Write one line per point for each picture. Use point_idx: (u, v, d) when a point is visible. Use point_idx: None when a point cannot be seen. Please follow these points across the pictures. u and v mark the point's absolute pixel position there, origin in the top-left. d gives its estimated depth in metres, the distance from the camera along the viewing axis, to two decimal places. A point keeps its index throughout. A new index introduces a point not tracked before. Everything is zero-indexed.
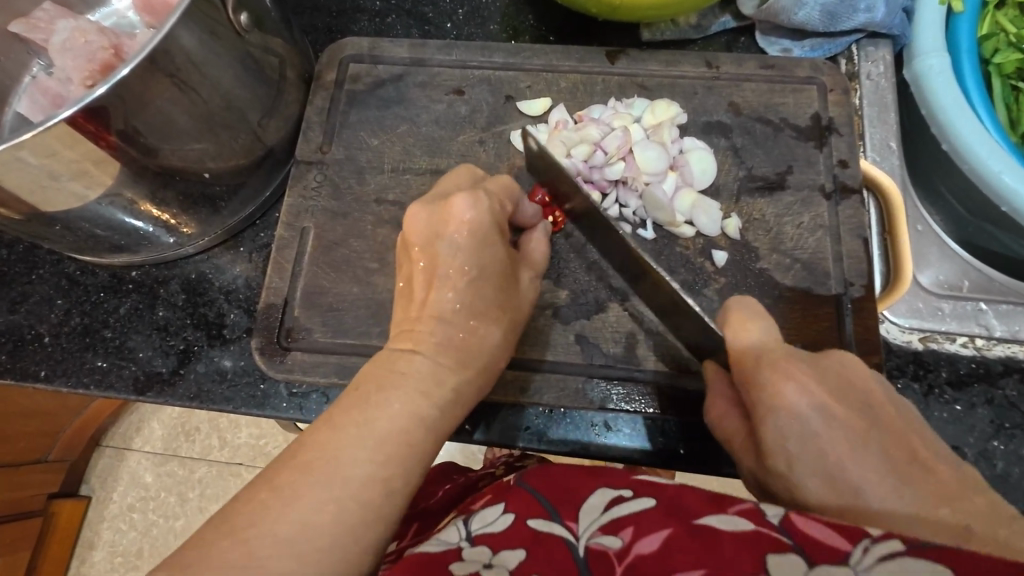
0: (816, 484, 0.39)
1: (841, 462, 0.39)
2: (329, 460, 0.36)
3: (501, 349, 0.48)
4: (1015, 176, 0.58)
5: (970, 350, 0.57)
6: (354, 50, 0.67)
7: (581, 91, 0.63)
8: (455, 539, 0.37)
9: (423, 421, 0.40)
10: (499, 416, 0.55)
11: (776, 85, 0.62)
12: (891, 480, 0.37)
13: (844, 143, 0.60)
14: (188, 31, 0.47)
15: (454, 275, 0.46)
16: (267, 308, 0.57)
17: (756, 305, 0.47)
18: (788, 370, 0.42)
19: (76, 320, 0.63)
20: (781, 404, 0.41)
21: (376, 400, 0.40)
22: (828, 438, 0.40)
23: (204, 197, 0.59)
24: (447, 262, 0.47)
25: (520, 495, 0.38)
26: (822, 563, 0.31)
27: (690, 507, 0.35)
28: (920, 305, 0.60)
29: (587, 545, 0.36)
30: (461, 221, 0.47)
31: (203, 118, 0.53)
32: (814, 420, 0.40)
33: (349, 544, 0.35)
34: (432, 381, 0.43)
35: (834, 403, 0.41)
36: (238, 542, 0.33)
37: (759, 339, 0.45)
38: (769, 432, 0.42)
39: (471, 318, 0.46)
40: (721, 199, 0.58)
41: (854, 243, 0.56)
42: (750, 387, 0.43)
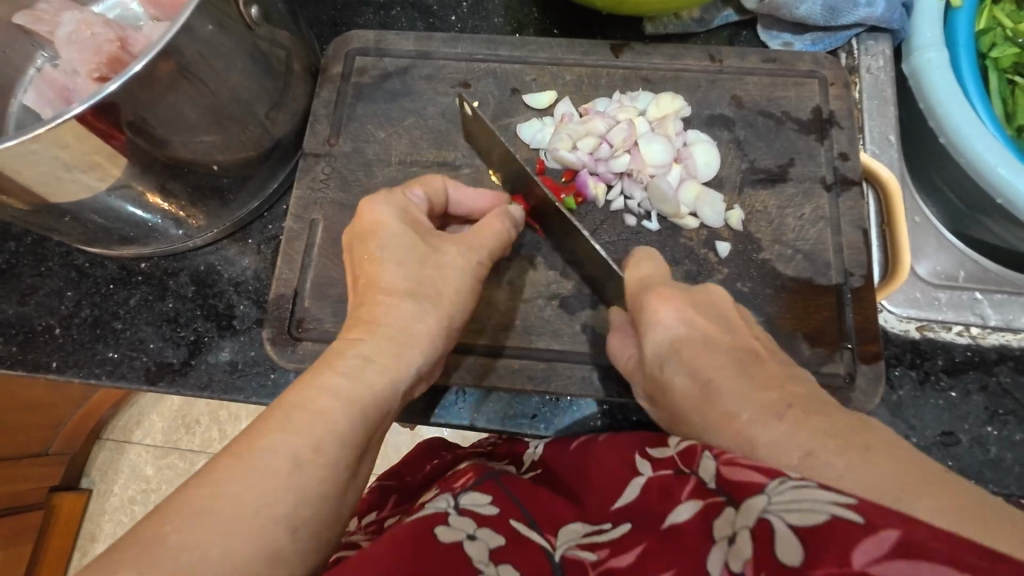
0: (679, 382, 0.43)
1: (699, 364, 0.42)
2: (255, 446, 0.35)
3: (436, 329, 0.46)
4: (1010, 170, 0.60)
5: (965, 339, 0.58)
6: (360, 43, 0.67)
7: (586, 84, 0.64)
8: (444, 506, 0.42)
9: (352, 401, 0.39)
10: (493, 404, 0.57)
11: (778, 79, 0.63)
12: (739, 385, 0.40)
13: (844, 136, 0.61)
14: (199, 25, 0.48)
15: (368, 264, 0.47)
16: (278, 300, 0.58)
17: (654, 252, 0.52)
18: (661, 293, 0.47)
19: (87, 311, 0.63)
20: (654, 318, 0.46)
21: (302, 387, 0.39)
22: (693, 347, 0.43)
23: (213, 189, 0.60)
24: (377, 253, 0.48)
25: (504, 499, 0.43)
26: (743, 500, 0.32)
27: (658, 508, 0.38)
28: (918, 295, 0.61)
29: (563, 554, 0.39)
30: (381, 217, 0.49)
31: (211, 109, 0.53)
32: (681, 332, 0.45)
33: (273, 534, 0.33)
34: (355, 362, 0.41)
35: (699, 315, 0.46)
36: (157, 539, 0.31)
37: (650, 272, 0.50)
38: (649, 350, 0.46)
39: (403, 299, 0.45)
40: (724, 191, 0.59)
41: (854, 235, 0.57)
42: (636, 307, 0.48)
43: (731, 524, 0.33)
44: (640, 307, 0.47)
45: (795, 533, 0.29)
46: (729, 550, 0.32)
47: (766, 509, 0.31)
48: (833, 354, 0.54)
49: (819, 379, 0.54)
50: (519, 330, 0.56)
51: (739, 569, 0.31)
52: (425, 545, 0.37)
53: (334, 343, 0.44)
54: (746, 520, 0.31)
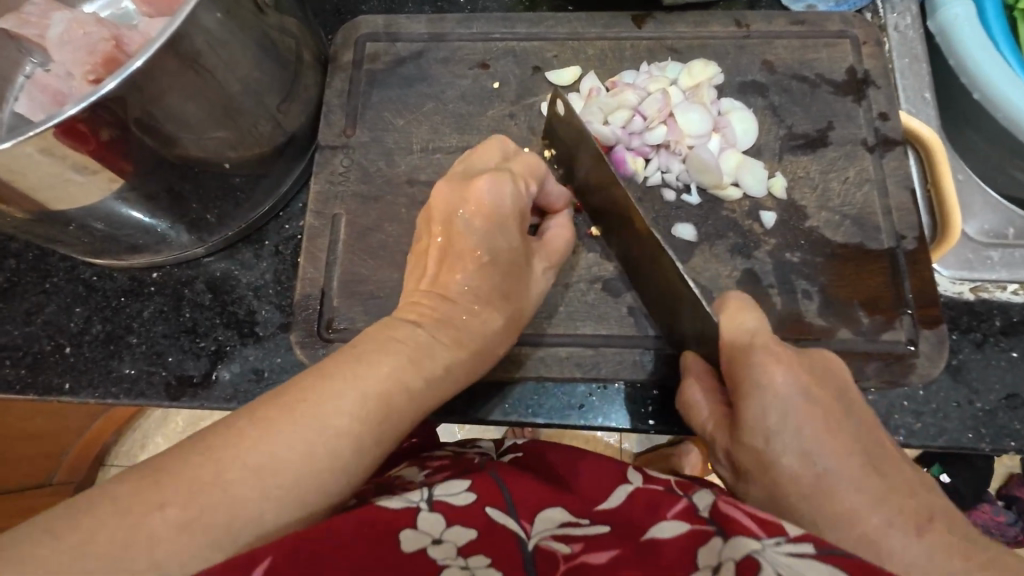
0: (789, 462, 0.40)
1: (818, 446, 0.40)
2: (311, 408, 0.35)
3: (503, 334, 0.48)
4: None
5: (1022, 297, 0.56)
6: (370, 28, 0.64)
7: (610, 58, 0.61)
8: (415, 500, 0.39)
9: (406, 388, 0.39)
10: (531, 393, 0.53)
11: (808, 41, 0.61)
12: (861, 469, 0.39)
13: (882, 95, 0.59)
14: (208, 10, 0.45)
15: (466, 260, 0.47)
16: (305, 301, 0.55)
17: (753, 303, 0.48)
18: (772, 352, 0.43)
19: (98, 327, 0.60)
20: (768, 385, 0.41)
21: (370, 361, 0.39)
22: (807, 417, 0.40)
23: (225, 190, 0.57)
24: (462, 243, 0.47)
25: (486, 486, 0.41)
26: (736, 535, 0.34)
27: (639, 525, 0.38)
28: (970, 255, 0.59)
29: (536, 545, 0.37)
30: (483, 203, 0.47)
31: (221, 103, 0.50)
32: (798, 402, 0.41)
33: (308, 493, 0.33)
34: (423, 353, 0.42)
35: (817, 387, 0.42)
36: (210, 462, 0.31)
37: (753, 325, 0.45)
38: (749, 407, 0.42)
39: (475, 302, 0.47)
40: (763, 159, 0.57)
41: (902, 196, 0.55)
42: (735, 372, 0.43)
43: (716, 554, 0.33)
44: (744, 364, 0.43)
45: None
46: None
47: (760, 550, 0.32)
48: (892, 321, 0.52)
49: (879, 348, 0.51)
50: (562, 316, 0.54)
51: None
52: (388, 544, 0.34)
53: (387, 328, 0.42)
54: (733, 555, 0.33)
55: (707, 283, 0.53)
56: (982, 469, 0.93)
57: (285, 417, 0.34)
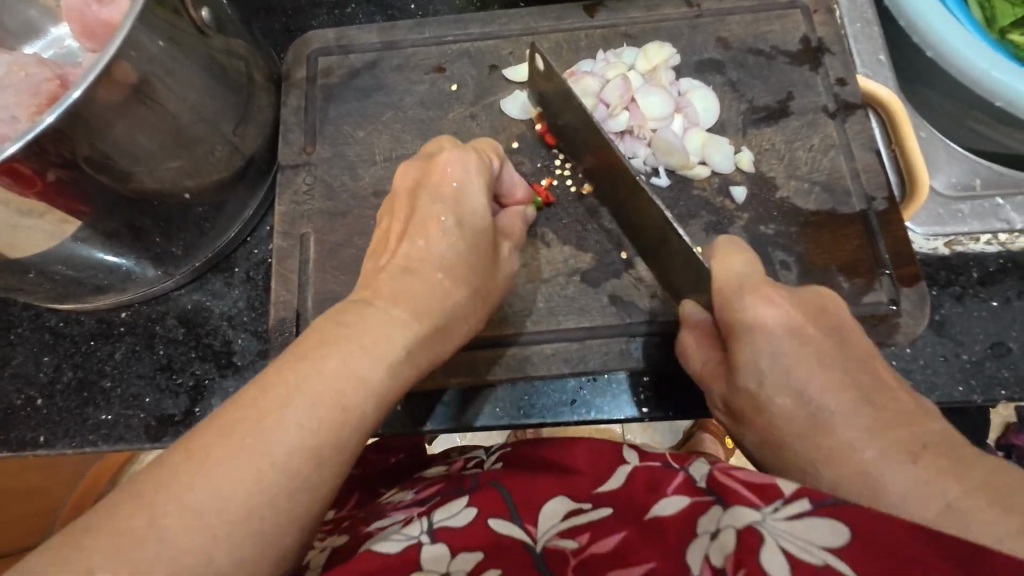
0: (784, 403, 0.41)
1: (813, 387, 0.40)
2: (252, 425, 0.32)
3: (471, 311, 0.46)
4: (1003, 70, 0.59)
5: (996, 246, 0.56)
6: (321, 43, 0.63)
7: (565, 49, 0.61)
8: (415, 534, 0.39)
9: (362, 382, 0.36)
10: (512, 396, 0.52)
11: (760, 14, 0.61)
12: (852, 405, 0.39)
13: (838, 61, 0.59)
14: (148, 38, 0.44)
15: (430, 226, 0.46)
16: (280, 324, 0.54)
17: (744, 245, 0.47)
18: (766, 297, 0.43)
19: (69, 375, 0.58)
20: (758, 326, 0.42)
21: (316, 356, 0.36)
22: (802, 360, 0.41)
23: (187, 220, 0.55)
24: (426, 210, 0.47)
25: (487, 494, 0.42)
26: (737, 505, 0.34)
27: (642, 502, 0.39)
28: (941, 211, 0.59)
29: (545, 545, 0.39)
30: (449, 176, 0.48)
31: (172, 132, 0.49)
32: (787, 342, 0.42)
33: (265, 519, 0.31)
34: (376, 336, 0.39)
35: (811, 327, 0.43)
36: (148, 507, 0.29)
37: (743, 269, 0.45)
38: (742, 350, 0.43)
39: (440, 271, 0.45)
40: (728, 135, 0.56)
41: (868, 158, 0.55)
42: (727, 320, 0.44)
43: (716, 521, 0.34)
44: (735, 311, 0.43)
45: (784, 551, 0.30)
46: (711, 544, 0.34)
47: (761, 521, 0.32)
48: (872, 283, 0.52)
49: (863, 311, 0.51)
50: (544, 312, 0.53)
51: (723, 563, 0.32)
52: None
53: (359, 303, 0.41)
54: (735, 521, 0.33)
55: None
56: None
57: (220, 445, 0.31)
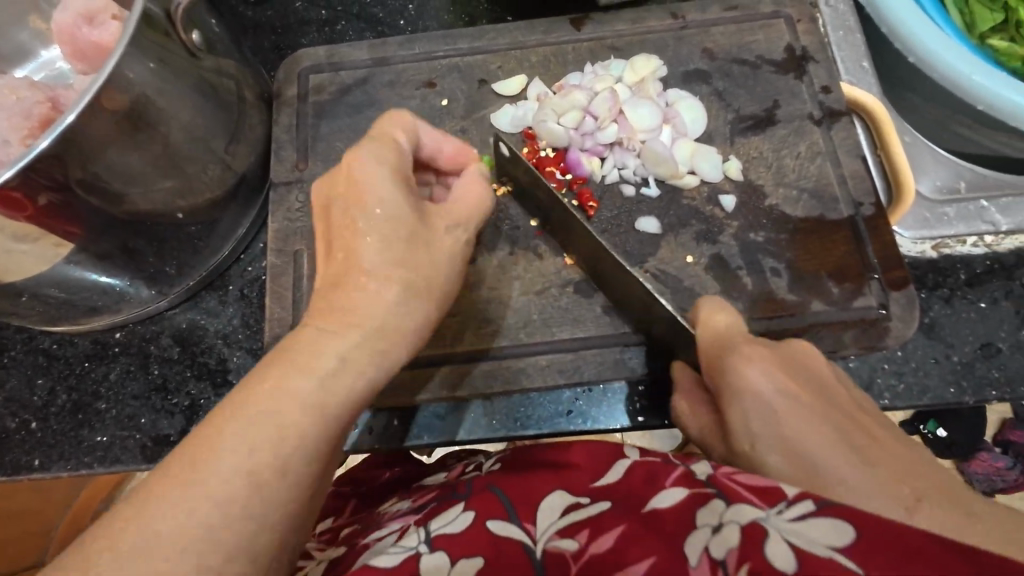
0: (774, 462, 0.39)
1: (792, 437, 0.39)
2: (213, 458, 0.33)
3: (414, 307, 0.42)
4: (985, 75, 0.60)
5: (982, 248, 0.57)
6: (311, 61, 0.63)
7: (553, 62, 0.62)
8: (414, 544, 0.39)
9: (301, 403, 0.36)
10: (507, 407, 0.52)
11: (744, 25, 0.62)
12: (851, 460, 0.36)
13: (822, 69, 0.60)
14: (139, 61, 0.44)
15: (347, 235, 0.42)
16: (275, 341, 0.54)
17: (727, 304, 0.48)
18: (745, 354, 0.43)
19: (64, 397, 0.57)
20: (745, 386, 0.42)
21: (259, 385, 0.36)
22: (788, 414, 0.40)
23: (180, 240, 0.55)
24: (341, 223, 0.43)
25: (484, 498, 0.41)
26: (737, 502, 0.33)
27: (640, 497, 0.37)
28: (927, 214, 0.59)
29: (544, 548, 0.37)
30: (356, 176, 0.43)
31: (165, 153, 0.49)
32: (776, 400, 0.41)
33: (228, 545, 0.32)
34: (311, 352, 0.38)
35: (795, 382, 0.42)
36: (116, 543, 0.31)
37: (729, 325, 0.45)
38: (732, 413, 0.42)
39: (383, 275, 0.41)
40: (716, 144, 0.57)
41: (855, 164, 0.56)
42: (716, 372, 0.44)
43: (716, 515, 0.33)
44: (722, 373, 0.43)
45: (787, 544, 0.30)
46: (711, 538, 0.33)
47: (763, 517, 0.32)
48: (862, 287, 0.52)
49: (853, 315, 0.52)
50: (538, 324, 0.53)
51: (724, 556, 0.32)
52: None
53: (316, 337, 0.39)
54: (738, 517, 0.32)
55: (678, 273, 0.53)
56: (975, 420, 0.94)
57: (197, 471, 0.33)
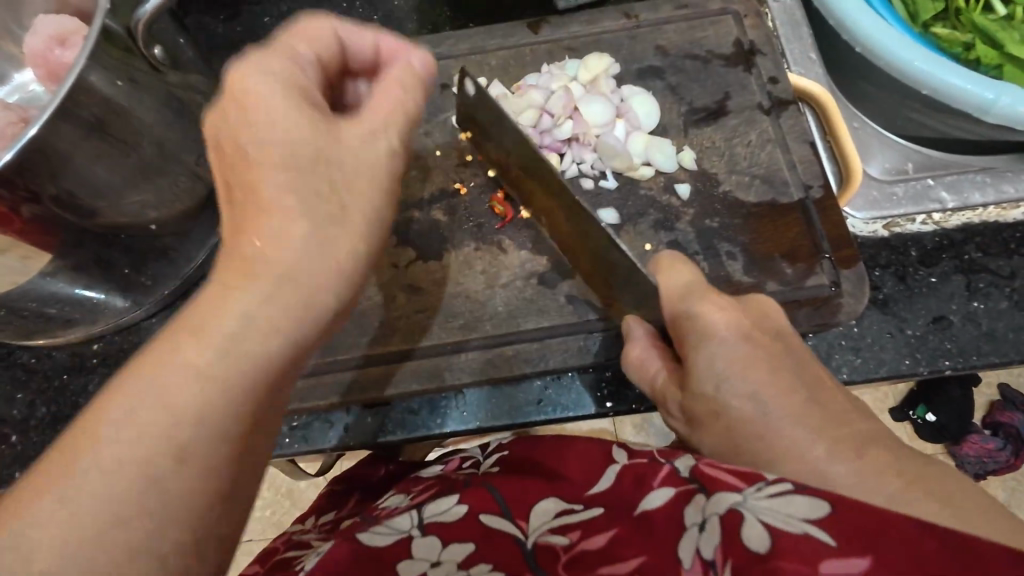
0: (737, 404, 0.42)
1: (758, 385, 0.42)
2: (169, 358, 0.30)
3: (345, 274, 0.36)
4: (927, 62, 0.63)
5: (931, 226, 0.60)
6: None
7: (512, 65, 0.64)
8: (407, 527, 0.43)
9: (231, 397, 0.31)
10: (494, 398, 0.53)
11: (694, 22, 0.64)
12: (800, 403, 0.41)
13: (769, 61, 0.62)
14: (104, 78, 0.46)
15: (254, 175, 0.35)
16: None
17: (681, 256, 0.50)
18: (713, 303, 0.46)
19: (43, 410, 0.58)
20: (709, 332, 0.45)
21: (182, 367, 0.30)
22: (750, 361, 0.43)
23: (154, 249, 0.57)
24: (242, 169, 0.35)
25: (478, 493, 0.45)
26: (716, 491, 0.35)
27: (629, 499, 0.40)
28: (875, 195, 0.62)
29: (536, 541, 0.41)
30: (249, 96, 0.36)
31: (135, 166, 0.51)
32: (738, 346, 0.44)
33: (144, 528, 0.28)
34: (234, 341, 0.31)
35: (758, 332, 0.45)
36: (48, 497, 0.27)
37: (687, 279, 0.48)
38: (698, 358, 0.45)
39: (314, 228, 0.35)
40: (671, 136, 0.59)
41: (803, 149, 0.58)
42: (680, 320, 0.47)
43: (699, 509, 0.35)
44: (689, 318, 0.46)
45: (762, 525, 0.32)
46: (701, 533, 0.35)
47: (740, 502, 0.33)
48: (814, 267, 0.54)
49: (806, 296, 0.54)
50: (503, 315, 0.54)
51: (712, 554, 0.34)
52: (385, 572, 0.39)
53: (328, 130, 0.37)
54: (717, 507, 0.34)
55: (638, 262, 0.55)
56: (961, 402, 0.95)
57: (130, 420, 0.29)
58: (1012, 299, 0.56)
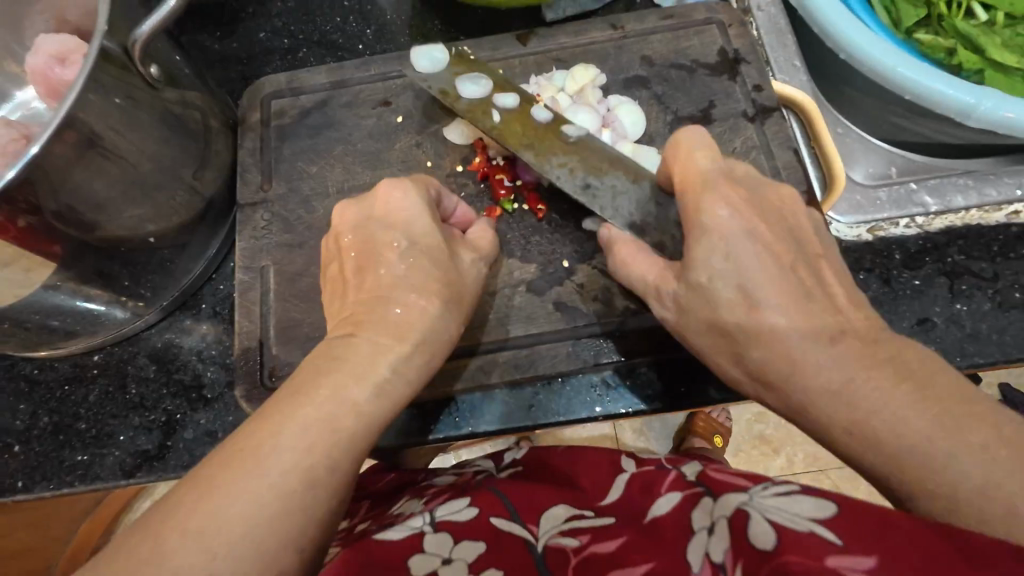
0: (725, 295, 0.43)
1: (752, 271, 0.43)
2: (329, 382, 0.40)
3: (443, 321, 0.45)
4: (910, 69, 0.64)
5: (914, 229, 0.61)
6: (273, 87, 0.66)
7: (502, 77, 0.65)
8: (419, 524, 0.44)
9: (355, 409, 0.39)
10: (495, 399, 0.54)
11: (679, 32, 0.66)
12: (792, 303, 0.42)
13: (753, 69, 0.63)
14: (103, 97, 0.47)
15: (386, 253, 0.47)
16: (245, 354, 0.56)
17: (709, 138, 0.49)
18: (718, 190, 0.45)
19: (45, 420, 0.60)
20: (717, 217, 0.44)
21: (309, 387, 0.39)
22: (754, 255, 0.43)
23: (153, 261, 0.58)
24: (375, 242, 0.47)
25: (488, 497, 0.47)
26: (727, 494, 0.39)
27: (640, 508, 0.44)
28: (860, 199, 0.63)
29: (546, 543, 0.44)
30: (393, 206, 0.49)
31: (134, 181, 0.52)
32: (739, 229, 0.44)
33: (285, 531, 0.34)
34: (361, 365, 0.41)
35: (765, 227, 0.45)
36: (188, 524, 0.32)
37: (704, 163, 0.48)
38: (693, 234, 0.45)
39: (412, 292, 0.45)
40: (657, 145, 0.61)
41: (787, 156, 0.59)
42: (690, 207, 0.46)
43: (710, 512, 0.39)
44: (697, 213, 0.45)
45: (769, 522, 0.35)
46: (710, 530, 0.38)
47: (748, 499, 0.37)
48: None
49: None
50: (494, 322, 0.55)
51: (722, 558, 0.37)
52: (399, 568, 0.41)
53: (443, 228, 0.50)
54: (725, 511, 0.38)
55: None
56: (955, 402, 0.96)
57: (259, 435, 0.36)
58: (994, 301, 0.57)
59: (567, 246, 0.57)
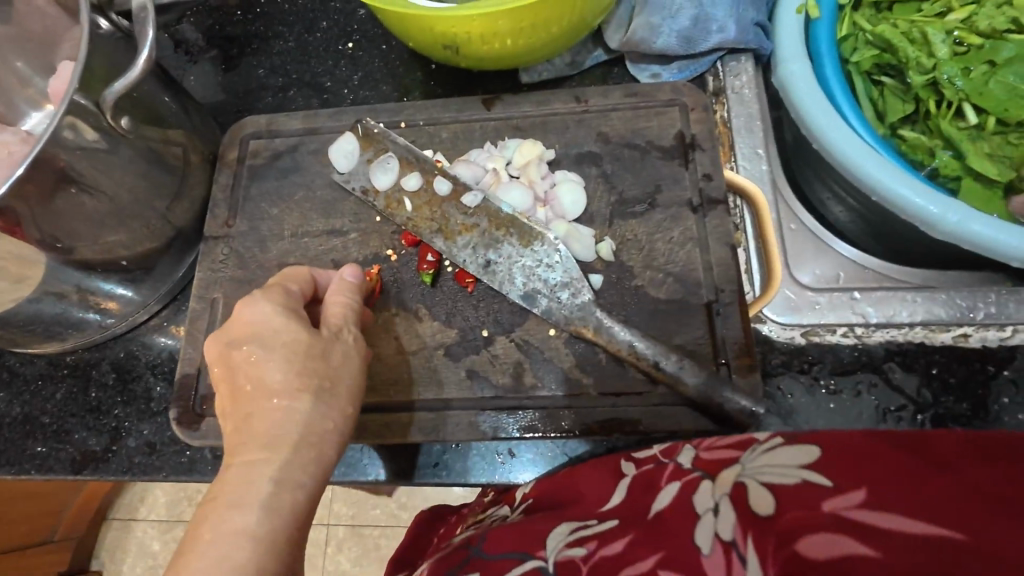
0: None
1: None
2: (219, 516, 0.43)
3: (323, 414, 0.49)
4: (883, 170, 0.61)
5: (851, 339, 0.59)
6: (254, 128, 0.72)
7: (460, 140, 0.68)
8: None
9: (268, 505, 0.44)
10: (404, 454, 0.58)
11: (641, 110, 0.66)
12: None
13: (707, 157, 0.63)
14: (85, 140, 0.52)
15: (248, 369, 0.50)
16: (184, 379, 0.61)
17: None
18: None
19: (17, 410, 0.67)
20: None
21: (224, 499, 0.44)
22: None
23: (123, 281, 0.64)
24: (239, 361, 0.51)
25: (489, 562, 0.41)
26: (721, 472, 0.37)
27: (643, 506, 0.40)
28: (796, 300, 0.61)
29: (556, 561, 0.38)
30: (251, 321, 0.52)
31: (111, 212, 0.57)
32: None
33: None
34: (250, 471, 0.45)
35: None
36: None
37: None
38: None
39: (276, 397, 0.48)
40: (595, 225, 0.62)
41: (722, 251, 0.59)
42: None
43: (712, 491, 0.36)
44: None
45: (767, 481, 0.34)
46: (722, 500, 0.35)
47: (744, 469, 0.36)
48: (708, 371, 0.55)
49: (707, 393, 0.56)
50: (408, 382, 0.58)
51: (733, 535, 0.33)
52: None
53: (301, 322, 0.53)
54: (726, 485, 0.36)
55: (539, 346, 0.58)
56: None
57: (193, 556, 0.41)
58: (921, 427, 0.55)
59: (487, 315, 0.60)
